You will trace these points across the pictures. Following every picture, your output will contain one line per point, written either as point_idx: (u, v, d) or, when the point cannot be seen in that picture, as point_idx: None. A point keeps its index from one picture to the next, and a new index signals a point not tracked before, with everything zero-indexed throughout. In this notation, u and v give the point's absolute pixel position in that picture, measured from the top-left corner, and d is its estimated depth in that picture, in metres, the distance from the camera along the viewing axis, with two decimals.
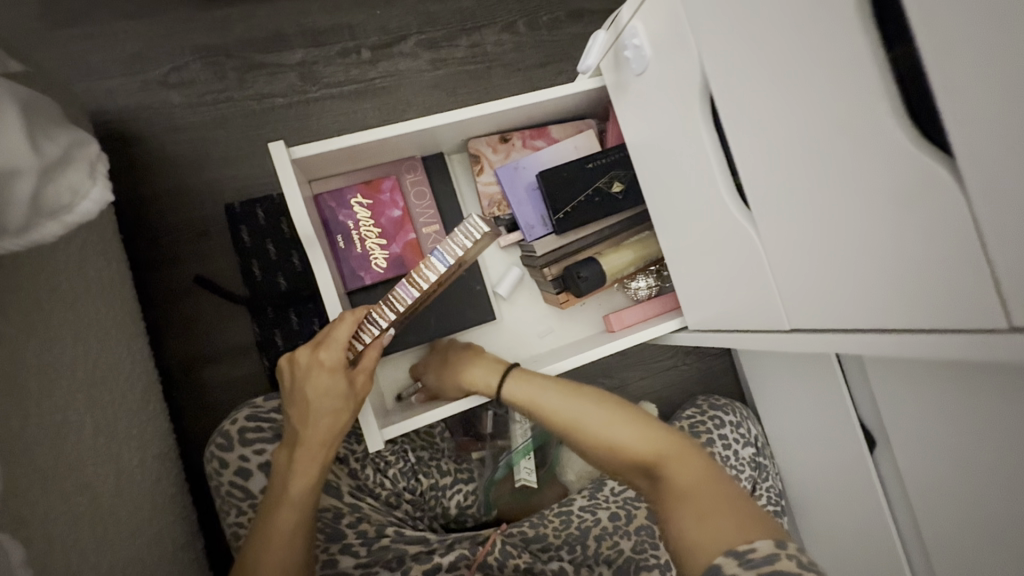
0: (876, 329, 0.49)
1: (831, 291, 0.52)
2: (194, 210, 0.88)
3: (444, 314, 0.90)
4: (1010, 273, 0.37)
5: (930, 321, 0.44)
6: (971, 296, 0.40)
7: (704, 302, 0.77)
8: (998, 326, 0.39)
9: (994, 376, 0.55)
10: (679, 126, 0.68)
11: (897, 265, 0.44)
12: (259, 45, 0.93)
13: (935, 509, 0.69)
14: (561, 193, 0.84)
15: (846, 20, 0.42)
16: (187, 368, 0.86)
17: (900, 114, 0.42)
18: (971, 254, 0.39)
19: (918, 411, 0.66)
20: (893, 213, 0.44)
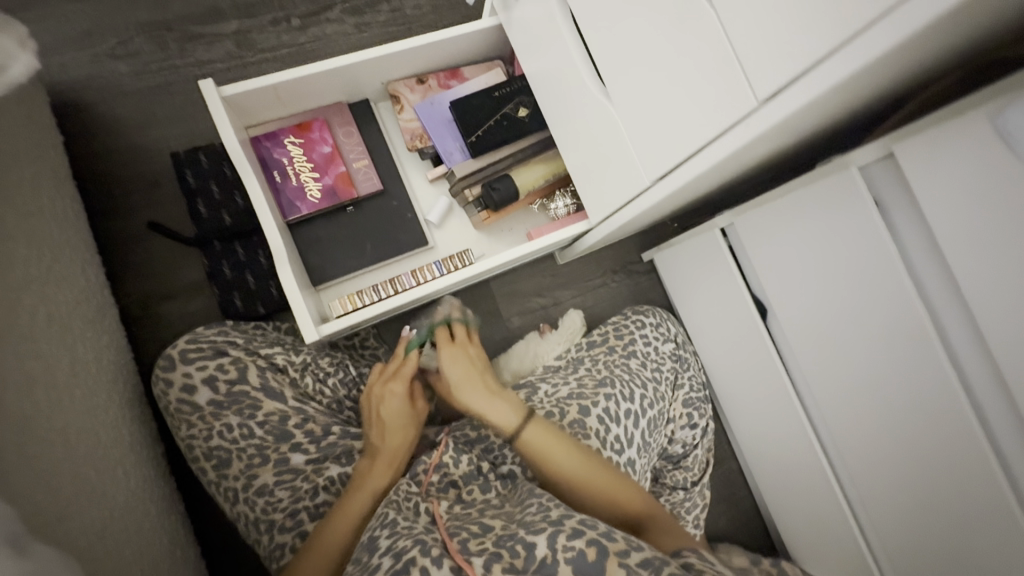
0: (700, 149, 0.59)
1: (670, 131, 0.62)
2: (144, 164, 0.97)
3: (379, 241, 0.99)
4: (749, 54, 0.48)
5: (720, 127, 0.54)
6: (735, 87, 0.51)
7: (599, 198, 0.87)
8: (754, 105, 0.50)
9: (828, 192, 0.68)
10: (553, 38, 0.81)
11: (694, 85, 0.56)
12: (197, 18, 1.04)
13: (813, 342, 0.80)
14: (471, 120, 0.95)
15: None
16: (145, 305, 0.94)
17: None
18: (732, 47, 0.50)
19: (791, 248, 0.77)
20: (685, 42, 0.55)
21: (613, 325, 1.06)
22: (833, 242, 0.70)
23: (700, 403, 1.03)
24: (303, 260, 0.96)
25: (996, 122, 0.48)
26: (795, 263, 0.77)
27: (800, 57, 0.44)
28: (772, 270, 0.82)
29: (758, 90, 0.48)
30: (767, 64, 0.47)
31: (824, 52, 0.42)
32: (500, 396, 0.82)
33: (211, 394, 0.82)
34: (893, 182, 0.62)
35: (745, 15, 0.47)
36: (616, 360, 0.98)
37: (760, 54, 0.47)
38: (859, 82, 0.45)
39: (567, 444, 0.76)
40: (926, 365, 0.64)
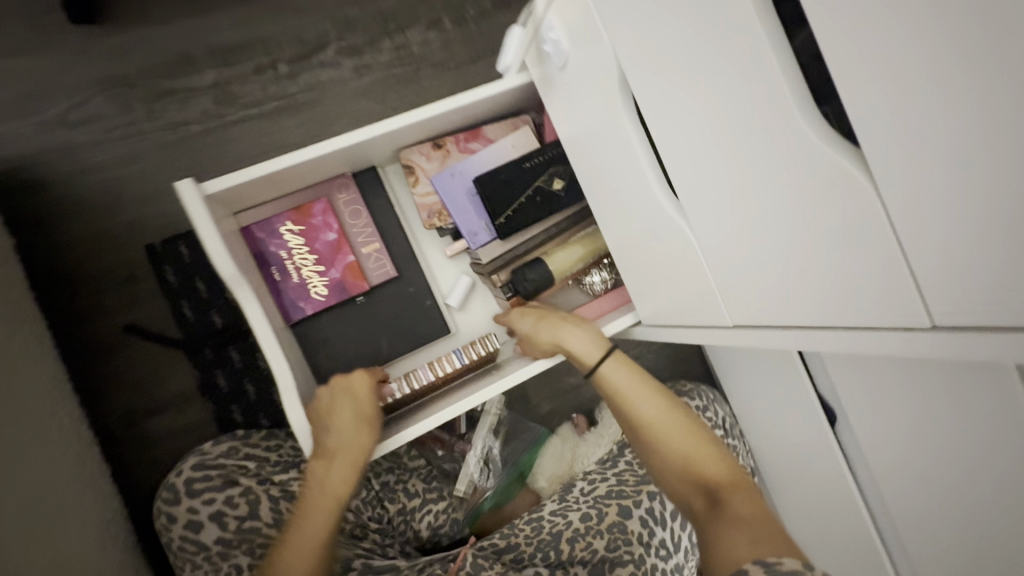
0: (832, 324, 0.46)
1: (783, 287, 0.49)
2: (115, 255, 0.83)
3: (396, 334, 0.87)
4: (928, 272, 0.36)
5: (860, 318, 0.43)
6: (894, 295, 0.39)
7: (664, 301, 0.73)
8: (921, 324, 0.38)
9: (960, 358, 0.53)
10: (605, 122, 0.65)
11: (825, 261, 0.44)
12: (166, 70, 0.87)
13: (901, 481, 0.69)
14: (499, 196, 0.79)
15: (747, 12, 0.40)
16: (130, 421, 0.82)
17: (808, 111, 0.40)
18: (901, 254, 0.37)
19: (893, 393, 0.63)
20: (822, 208, 0.41)
21: None
22: (960, 411, 0.56)
23: None
24: (311, 363, 0.84)
25: None
26: (897, 408, 0.64)
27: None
28: (859, 401, 0.70)
29: (935, 314, 0.37)
30: (978, 292, 0.33)
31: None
32: (688, 422, 0.68)
33: (218, 532, 0.70)
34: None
35: (935, 231, 0.34)
36: None
37: (964, 278, 0.34)
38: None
39: (723, 481, 0.63)
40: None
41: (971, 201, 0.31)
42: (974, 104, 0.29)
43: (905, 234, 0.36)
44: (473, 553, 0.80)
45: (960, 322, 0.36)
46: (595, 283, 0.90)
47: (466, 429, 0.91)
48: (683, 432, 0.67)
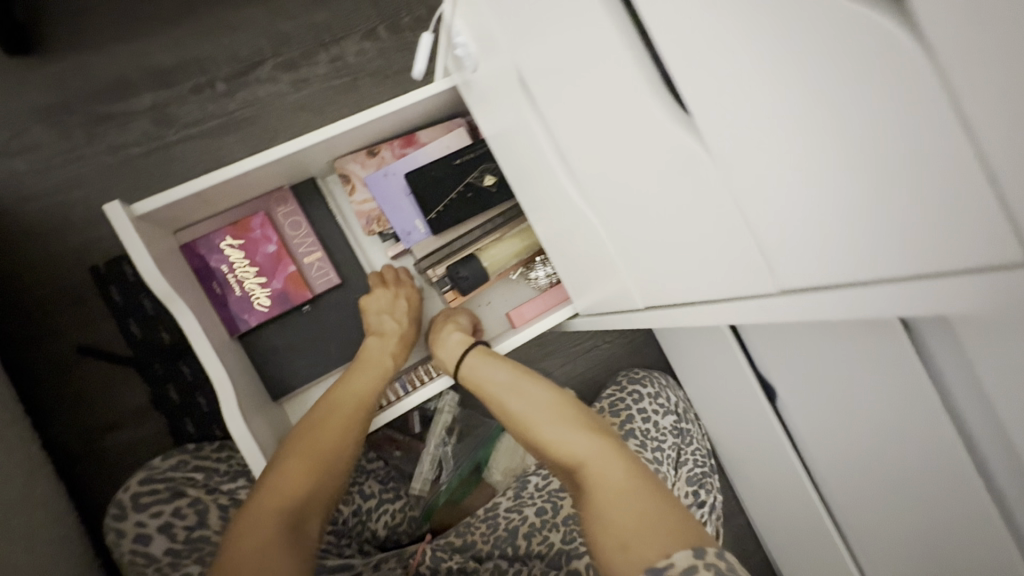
0: (712, 298, 0.48)
1: (674, 265, 0.51)
2: (62, 278, 0.85)
3: (345, 340, 0.89)
4: (765, 237, 0.38)
5: (728, 289, 0.45)
6: (746, 262, 0.42)
7: (590, 288, 0.75)
8: (770, 291, 0.40)
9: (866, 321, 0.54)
10: (514, 121, 0.68)
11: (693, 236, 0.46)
12: (104, 95, 0.89)
13: (838, 443, 0.70)
14: (430, 195, 0.83)
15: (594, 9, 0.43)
16: (86, 439, 0.84)
17: (660, 96, 0.42)
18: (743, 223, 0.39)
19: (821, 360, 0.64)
20: (685, 182, 0.44)
21: (608, 400, 0.99)
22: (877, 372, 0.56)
23: (706, 478, 0.95)
24: (261, 373, 0.86)
25: None
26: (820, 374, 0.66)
27: (861, 269, 0.33)
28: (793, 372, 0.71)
29: (778, 279, 0.39)
30: (807, 255, 0.36)
31: (909, 274, 0.30)
32: (563, 411, 0.71)
33: (167, 543, 0.72)
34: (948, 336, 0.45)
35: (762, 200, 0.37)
36: None
37: (795, 243, 0.36)
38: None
39: (596, 465, 0.64)
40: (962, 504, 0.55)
41: (786, 171, 0.34)
42: (783, 80, 0.31)
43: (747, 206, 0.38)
44: (432, 545, 0.81)
45: (796, 286, 0.38)
46: (538, 279, 0.92)
47: (419, 429, 0.96)
48: (550, 416, 0.71)
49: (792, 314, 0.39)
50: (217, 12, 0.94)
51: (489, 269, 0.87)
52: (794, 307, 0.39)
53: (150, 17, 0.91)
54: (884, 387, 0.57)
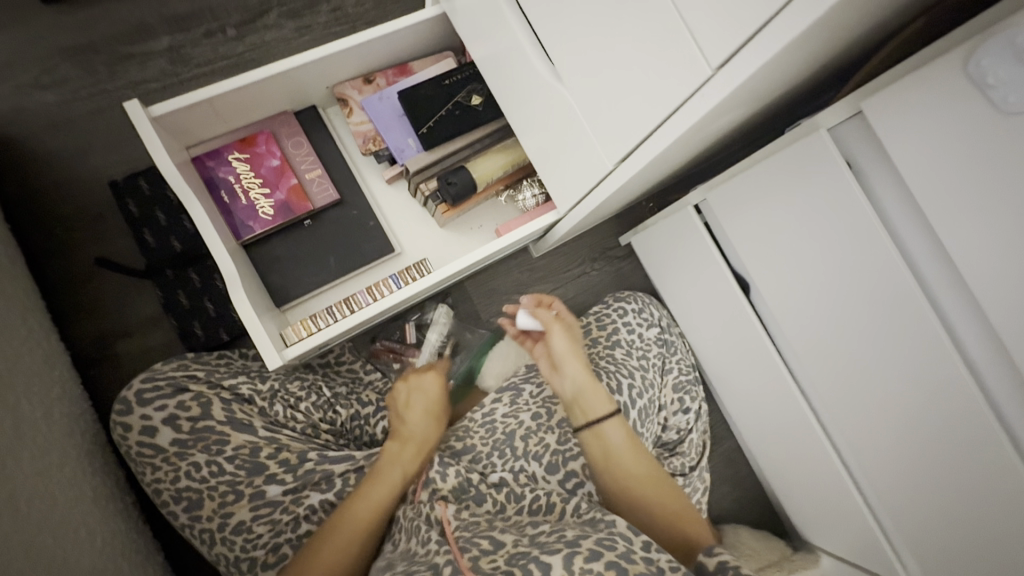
0: (677, 108, 0.54)
1: (638, 97, 0.58)
2: (83, 197, 0.92)
3: (343, 255, 0.94)
4: (697, 20, 0.48)
5: (675, 98, 0.54)
6: (685, 56, 0.51)
7: (562, 184, 0.81)
8: (707, 74, 0.49)
9: (813, 150, 0.63)
10: (495, 19, 0.76)
11: (643, 58, 0.55)
12: (125, 37, 0.98)
13: (804, 311, 0.75)
14: (421, 111, 0.90)
15: None
16: (100, 345, 0.89)
17: None
18: (679, 17, 0.50)
19: (788, 216, 0.70)
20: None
21: (595, 316, 1.00)
22: (825, 203, 0.64)
23: (690, 386, 0.98)
24: (264, 281, 0.91)
25: (972, 68, 0.45)
26: (790, 230, 0.71)
27: (767, 6, 0.42)
28: (754, 248, 0.78)
29: (709, 57, 0.48)
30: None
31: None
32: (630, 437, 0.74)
33: (173, 433, 0.75)
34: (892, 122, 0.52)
35: None
36: (600, 352, 0.92)
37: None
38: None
39: (640, 456, 0.73)
40: (915, 326, 0.62)
41: None
42: None
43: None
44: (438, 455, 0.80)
45: (746, 35, 0.45)
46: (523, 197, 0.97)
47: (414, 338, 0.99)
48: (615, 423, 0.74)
49: (749, 68, 0.45)
50: None
51: (478, 181, 0.92)
52: (750, 58, 0.45)
53: None
54: (839, 218, 0.64)
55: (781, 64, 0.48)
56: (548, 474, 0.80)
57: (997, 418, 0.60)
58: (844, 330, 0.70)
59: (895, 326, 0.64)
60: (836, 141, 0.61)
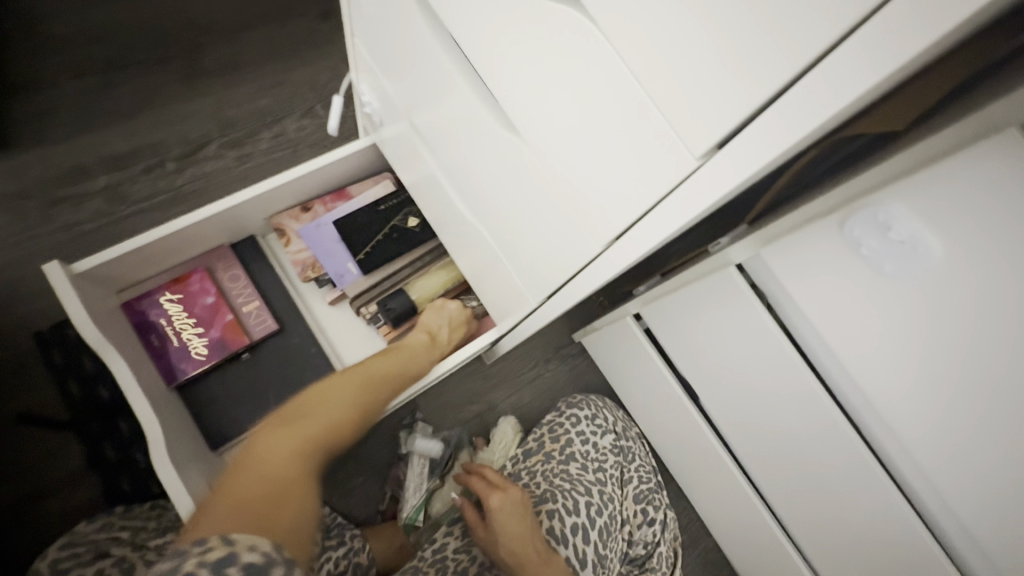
0: (583, 267, 0.52)
1: (545, 252, 0.57)
2: (8, 348, 0.88)
3: (284, 385, 0.91)
4: (573, 203, 0.46)
5: (575, 263, 0.52)
6: (573, 230, 0.49)
7: (499, 310, 0.81)
8: (595, 251, 0.48)
9: (718, 281, 0.63)
10: (415, 157, 0.77)
11: (541, 219, 0.54)
12: (60, 180, 0.99)
13: (750, 418, 0.73)
14: (357, 235, 0.91)
15: (433, 49, 0.56)
16: (20, 508, 0.83)
17: (485, 104, 0.53)
18: (560, 194, 0.48)
19: (714, 335, 0.69)
20: (523, 164, 0.51)
21: (548, 426, 0.97)
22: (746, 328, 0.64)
23: (654, 494, 0.95)
24: (198, 424, 0.87)
25: (846, 232, 0.48)
26: (719, 349, 0.70)
27: (630, 206, 0.41)
28: (692, 359, 0.78)
29: (593, 237, 0.47)
30: (614, 188, 0.41)
31: (674, 181, 0.36)
32: None
33: None
34: (795, 266, 0.53)
35: (561, 168, 0.45)
36: (555, 468, 0.89)
37: (605, 186, 0.42)
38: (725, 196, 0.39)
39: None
40: (853, 453, 0.61)
41: (565, 140, 0.43)
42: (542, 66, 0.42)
43: (565, 169, 0.45)
44: None
45: (627, 221, 0.42)
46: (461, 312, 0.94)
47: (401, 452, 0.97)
48: None
49: (635, 250, 0.43)
50: (170, 105, 1.07)
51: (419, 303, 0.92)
52: (633, 242, 0.43)
53: (110, 115, 1.04)
54: (757, 344, 0.64)
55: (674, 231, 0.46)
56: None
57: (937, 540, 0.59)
58: (794, 446, 0.69)
59: (845, 451, 0.62)
60: (746, 274, 0.61)
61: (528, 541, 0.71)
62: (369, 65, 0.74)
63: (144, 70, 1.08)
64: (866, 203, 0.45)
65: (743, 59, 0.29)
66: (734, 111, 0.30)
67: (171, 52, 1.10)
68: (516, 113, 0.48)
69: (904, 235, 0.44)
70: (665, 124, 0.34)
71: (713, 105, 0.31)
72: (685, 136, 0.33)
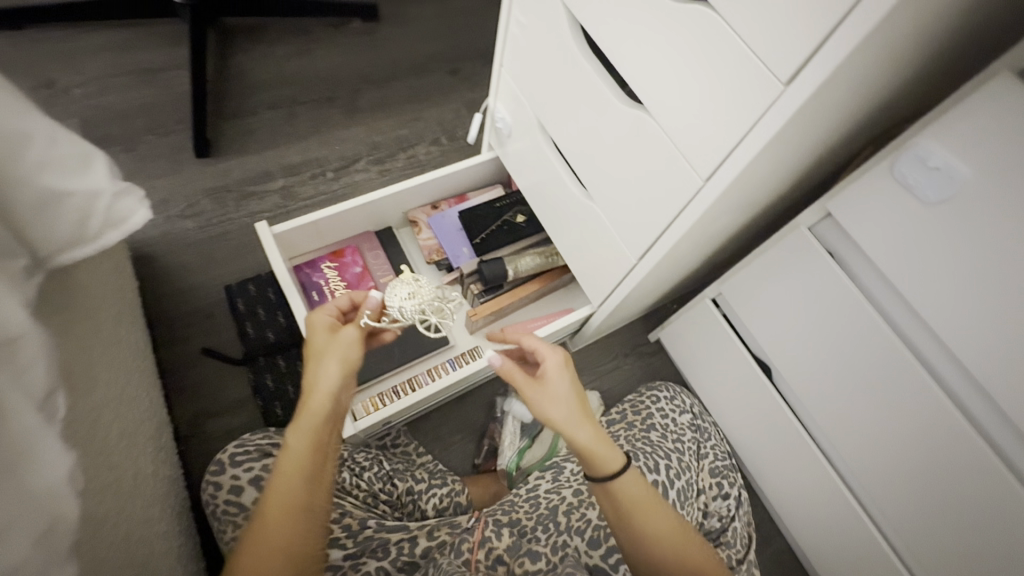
0: (686, 206, 0.68)
1: (657, 200, 0.73)
2: (203, 300, 1.13)
3: (406, 344, 1.09)
4: (684, 149, 0.64)
5: (680, 203, 0.69)
6: (682, 173, 0.67)
7: (596, 283, 0.97)
8: (699, 185, 0.65)
9: (791, 244, 0.78)
10: (536, 154, 0.98)
11: (652, 174, 0.72)
12: (250, 181, 1.28)
13: (820, 381, 0.83)
14: (476, 225, 1.11)
15: (568, 57, 0.77)
16: (194, 423, 1.03)
17: (611, 91, 0.73)
18: (673, 144, 0.66)
19: (788, 300, 0.82)
20: (641, 130, 0.70)
21: (630, 403, 1.08)
22: (816, 285, 0.77)
23: (728, 472, 1.02)
24: None
25: (895, 172, 0.60)
26: (790, 314, 0.83)
27: (728, 139, 0.58)
28: (764, 331, 0.89)
29: (699, 172, 0.64)
30: (716, 127, 0.59)
31: (770, 100, 0.52)
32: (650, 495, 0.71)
33: (257, 492, 0.83)
34: (856, 219, 0.67)
35: (674, 123, 0.64)
36: (636, 434, 0.99)
37: (708, 127, 0.60)
38: (804, 124, 0.55)
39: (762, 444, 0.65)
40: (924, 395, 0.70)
41: (679, 100, 0.62)
42: (660, 51, 0.61)
43: (678, 123, 0.63)
44: (493, 521, 0.86)
45: (725, 153, 0.59)
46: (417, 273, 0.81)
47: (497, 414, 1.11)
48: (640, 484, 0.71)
49: (735, 171, 0.59)
50: (334, 131, 1.38)
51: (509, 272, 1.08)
52: (734, 163, 0.58)
53: (290, 136, 1.35)
54: (823, 305, 0.77)
55: (758, 171, 0.63)
56: (590, 548, 0.83)
57: (1008, 467, 0.65)
58: (862, 403, 0.79)
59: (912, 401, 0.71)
60: (818, 237, 0.75)
61: (575, 409, 0.71)
62: (509, 87, 0.98)
63: (318, 105, 1.41)
64: (909, 146, 0.58)
65: (808, 15, 0.46)
66: (810, 40, 0.47)
67: (338, 94, 1.43)
68: (639, 90, 0.67)
69: (940, 163, 0.56)
70: (762, 63, 0.51)
71: (789, 49, 0.48)
72: (776, 67, 0.50)
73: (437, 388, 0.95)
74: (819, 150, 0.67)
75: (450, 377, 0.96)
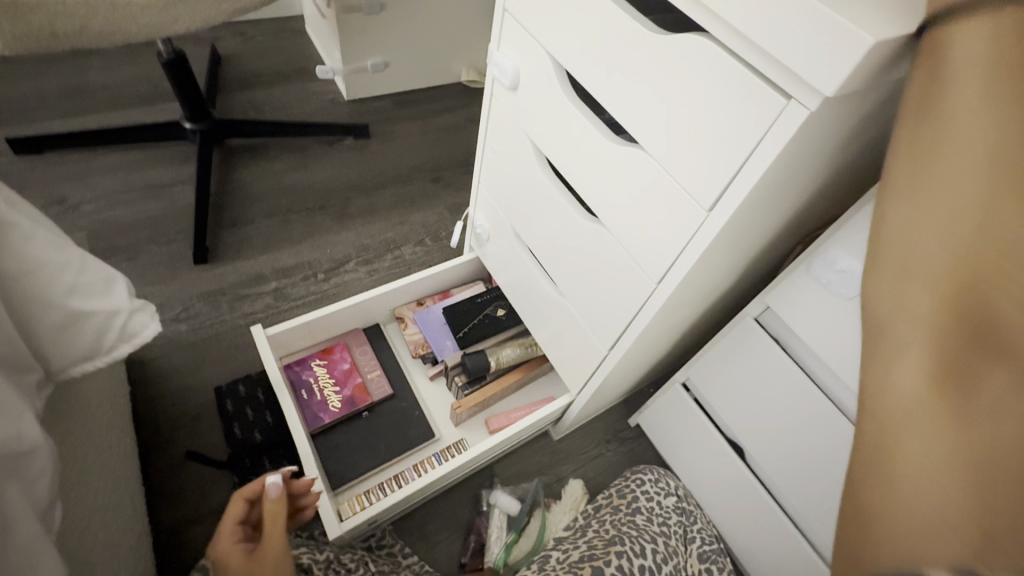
0: (643, 305, 0.77)
1: (619, 300, 0.82)
2: (191, 402, 1.16)
3: (392, 439, 1.12)
4: (636, 257, 0.75)
5: (638, 302, 0.78)
6: (637, 277, 0.76)
7: (573, 372, 1.03)
8: (651, 288, 0.74)
9: (742, 332, 0.87)
10: (513, 256, 1.09)
11: (613, 277, 0.81)
12: (244, 284, 1.36)
13: (787, 460, 0.88)
14: (460, 320, 1.19)
15: (536, 179, 0.90)
16: (174, 531, 1.01)
17: (572, 208, 0.85)
18: (627, 253, 0.76)
19: (748, 384, 0.89)
20: (600, 240, 0.81)
21: (616, 488, 1.09)
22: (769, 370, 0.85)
23: (717, 558, 1.02)
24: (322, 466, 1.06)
25: (814, 272, 0.71)
26: (752, 396, 0.90)
27: (670, 251, 0.68)
28: (731, 413, 0.96)
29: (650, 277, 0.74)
30: (659, 241, 0.69)
31: (697, 223, 0.62)
32: None
33: None
34: (792, 311, 0.76)
35: (626, 236, 0.75)
36: (623, 518, 1.00)
37: (654, 241, 0.70)
38: (730, 240, 0.65)
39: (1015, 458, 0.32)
40: None
41: (628, 218, 0.73)
42: (609, 181, 0.73)
43: (629, 236, 0.74)
44: None
45: (670, 262, 0.69)
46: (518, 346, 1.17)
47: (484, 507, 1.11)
48: None
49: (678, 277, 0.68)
50: (325, 236, 1.49)
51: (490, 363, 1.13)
52: (677, 271, 0.68)
53: (284, 241, 1.46)
54: (778, 387, 0.85)
55: (700, 276, 0.72)
56: None
57: None
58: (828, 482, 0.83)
59: None
60: (765, 326, 0.84)
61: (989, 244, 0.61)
62: (486, 199, 1.11)
63: (311, 213, 1.53)
64: (823, 252, 0.69)
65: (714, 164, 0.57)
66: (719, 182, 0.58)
67: (330, 202, 1.56)
68: (595, 208, 0.79)
69: (845, 267, 0.67)
70: (687, 195, 0.62)
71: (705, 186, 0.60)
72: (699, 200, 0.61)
73: (426, 481, 0.96)
74: (754, 254, 0.78)
75: (439, 470, 0.98)
